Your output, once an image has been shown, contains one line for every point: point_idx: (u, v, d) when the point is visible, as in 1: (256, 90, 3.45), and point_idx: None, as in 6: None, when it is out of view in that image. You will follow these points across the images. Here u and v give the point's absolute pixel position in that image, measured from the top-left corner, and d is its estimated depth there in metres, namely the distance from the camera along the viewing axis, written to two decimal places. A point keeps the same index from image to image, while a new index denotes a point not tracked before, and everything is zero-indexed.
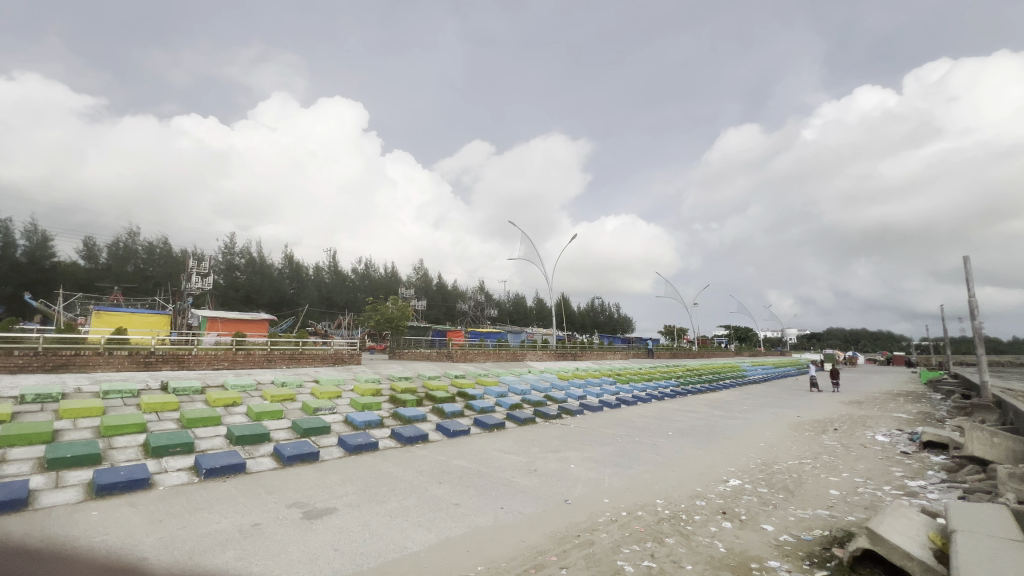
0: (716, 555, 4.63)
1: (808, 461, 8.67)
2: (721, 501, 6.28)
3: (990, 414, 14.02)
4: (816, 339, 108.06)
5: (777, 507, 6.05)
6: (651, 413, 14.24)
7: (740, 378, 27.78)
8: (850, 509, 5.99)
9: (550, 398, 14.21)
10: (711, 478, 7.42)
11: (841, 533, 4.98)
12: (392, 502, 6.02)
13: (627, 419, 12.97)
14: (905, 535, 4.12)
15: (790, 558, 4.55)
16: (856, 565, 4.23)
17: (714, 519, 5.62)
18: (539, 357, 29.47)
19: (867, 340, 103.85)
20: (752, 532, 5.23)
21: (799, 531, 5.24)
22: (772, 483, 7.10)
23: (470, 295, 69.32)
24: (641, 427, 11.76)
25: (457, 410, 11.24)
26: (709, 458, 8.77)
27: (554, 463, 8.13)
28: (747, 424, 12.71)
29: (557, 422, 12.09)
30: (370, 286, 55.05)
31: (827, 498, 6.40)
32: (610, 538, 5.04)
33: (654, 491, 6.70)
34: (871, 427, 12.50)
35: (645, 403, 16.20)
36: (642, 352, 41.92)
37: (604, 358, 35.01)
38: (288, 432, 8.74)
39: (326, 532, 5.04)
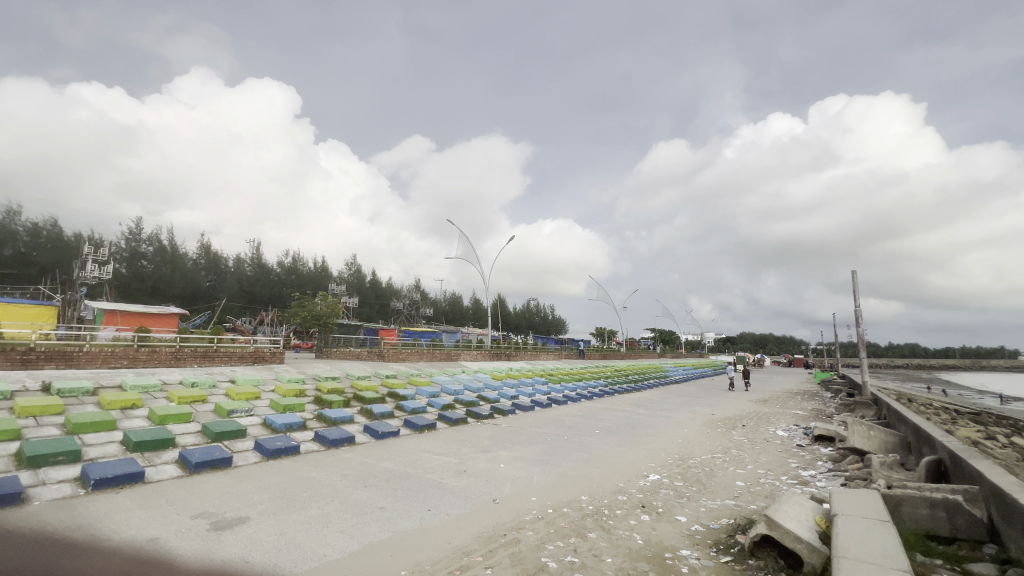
0: (634, 547, 4.87)
1: (719, 455, 9.36)
2: (641, 495, 6.62)
3: (869, 410, 15.98)
4: (731, 342, 117.39)
5: (690, 499, 6.48)
6: (581, 412, 14.72)
7: (662, 378, 29.49)
8: (751, 498, 6.56)
9: (482, 398, 14.23)
10: (633, 473, 7.80)
11: (744, 521, 5.43)
12: (312, 507, 5.75)
13: (557, 417, 13.28)
14: (795, 520, 4.57)
15: (700, 547, 4.88)
16: (755, 550, 4.63)
17: (633, 513, 5.91)
18: (474, 356, 29.43)
19: (773, 344, 114.37)
20: (667, 523, 5.56)
21: (708, 520, 5.64)
22: (686, 477, 7.61)
23: (405, 293, 67.59)
24: (569, 426, 12.10)
25: (387, 411, 10.93)
26: (633, 455, 9.18)
27: (484, 463, 8.13)
28: (668, 422, 13.51)
29: (489, 422, 12.13)
30: (298, 281, 52.11)
31: (733, 489, 6.96)
32: (535, 535, 5.14)
33: (579, 488, 6.92)
34: (773, 423, 13.77)
35: (575, 403, 16.70)
36: (573, 353, 43.17)
37: (537, 358, 35.66)
38: (197, 436, 8.03)
39: (239, 542, 4.71)
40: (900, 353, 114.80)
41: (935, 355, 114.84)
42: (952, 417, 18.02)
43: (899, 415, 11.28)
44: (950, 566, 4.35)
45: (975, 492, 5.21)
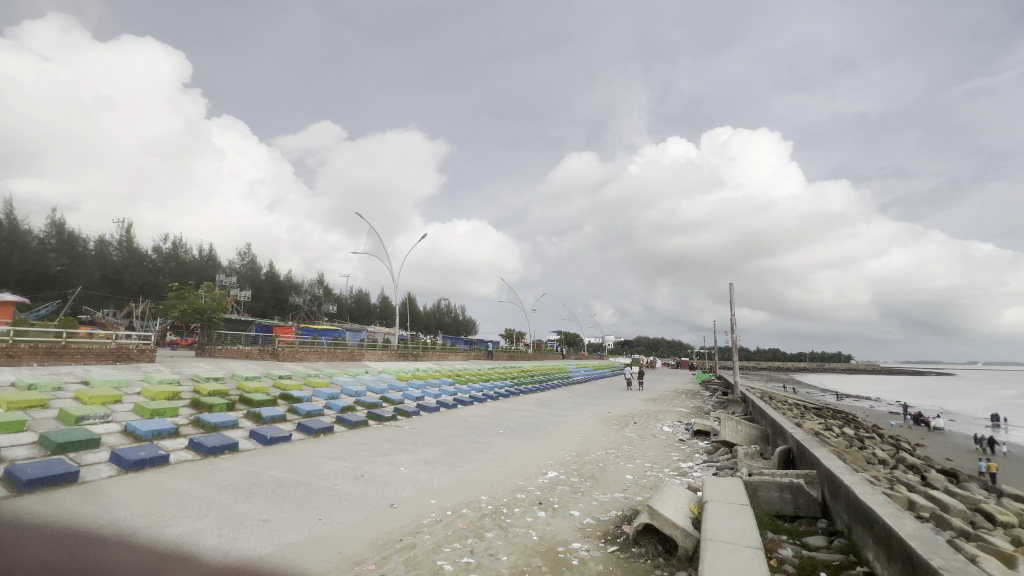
0: (529, 543, 5.01)
1: (611, 451, 10.00)
2: (539, 492, 6.82)
3: (738, 407, 18.14)
4: (627, 344, 126.24)
5: (583, 494, 6.82)
6: (486, 412, 14.90)
7: (565, 378, 30.88)
8: (637, 490, 7.08)
9: (386, 400, 13.75)
10: (532, 471, 8.02)
11: (630, 512, 5.83)
12: (183, 522, 5.17)
13: (462, 418, 13.26)
14: (673, 509, 5.01)
15: (590, 539, 5.15)
16: (638, 538, 4.98)
17: (530, 510, 6.08)
18: (379, 356, 28.40)
19: (663, 347, 125.07)
20: (562, 518, 5.79)
21: (599, 513, 5.98)
22: (581, 472, 8.01)
23: (305, 288, 63.07)
24: (474, 426, 12.15)
25: (278, 414, 10.09)
26: (533, 453, 9.45)
27: (383, 467, 7.84)
28: (567, 421, 14.15)
29: (392, 424, 11.77)
30: (178, 269, 46.27)
31: (622, 482, 7.46)
32: (432, 538, 5.06)
33: (479, 489, 6.93)
34: (659, 420, 15.07)
35: (481, 403, 16.85)
36: (482, 354, 43.47)
37: (445, 358, 35.32)
38: (31, 449, 6.73)
39: (90, 564, 4.08)
40: (764, 356, 131.99)
41: (790, 358, 133.93)
42: (801, 412, 21.10)
43: (760, 411, 12.94)
44: (793, 539, 5.07)
45: (814, 475, 6.13)
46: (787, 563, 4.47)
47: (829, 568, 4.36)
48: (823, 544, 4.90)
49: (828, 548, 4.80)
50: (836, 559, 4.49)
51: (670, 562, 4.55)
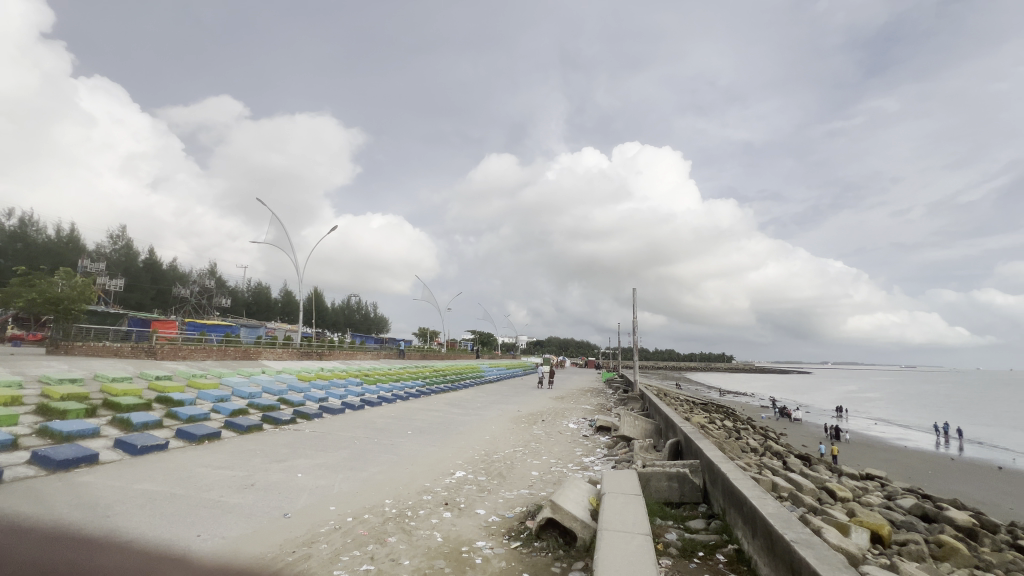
0: (433, 545, 4.94)
1: (519, 448, 10.20)
2: (446, 493, 6.77)
3: (637, 404, 19.44)
4: (540, 344, 129.90)
5: (490, 492, 6.87)
6: (394, 413, 14.47)
7: (478, 377, 30.99)
8: (542, 485, 7.30)
9: (284, 402, 12.74)
10: (440, 472, 7.94)
11: (534, 507, 5.98)
12: (22, 538, 4.40)
13: (368, 420, 12.71)
14: (574, 502, 5.24)
15: (494, 536, 5.20)
16: (540, 533, 5.12)
17: (436, 511, 5.99)
18: (279, 355, 26.32)
19: (572, 347, 130.53)
20: (467, 518, 5.78)
21: (504, 511, 6.06)
22: (489, 471, 8.08)
23: (193, 279, 56.61)
24: (382, 428, 11.71)
25: (153, 420, 8.92)
26: (441, 454, 9.34)
27: (277, 474, 7.25)
28: (478, 420, 14.17)
29: (290, 427, 10.94)
30: (26, 252, 39.07)
31: (528, 479, 7.65)
32: (329, 547, 4.79)
33: (383, 492, 6.71)
34: (566, 418, 15.69)
35: (389, 403, 16.32)
36: (393, 352, 42.12)
37: (353, 358, 33.68)
38: None
39: None
40: (661, 356, 143.42)
41: (682, 357, 147.04)
42: (690, 407, 23.21)
43: (656, 407, 14.02)
44: (678, 524, 5.55)
45: (697, 465, 6.77)
46: (672, 546, 4.87)
47: (706, 547, 4.85)
48: (703, 527, 5.42)
49: (707, 530, 5.32)
50: (711, 539, 5.00)
51: (570, 553, 4.75)
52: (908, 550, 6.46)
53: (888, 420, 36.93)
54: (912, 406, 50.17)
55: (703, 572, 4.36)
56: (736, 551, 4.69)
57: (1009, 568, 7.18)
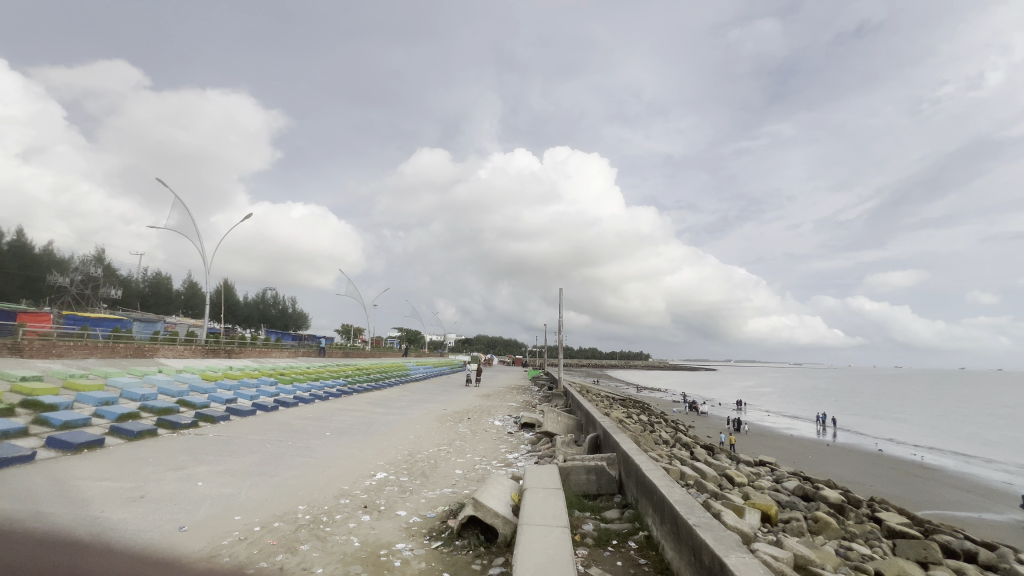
0: (349, 550, 4.74)
1: (443, 447, 10.11)
2: (365, 495, 6.53)
3: (561, 400, 20.05)
4: (468, 343, 129.42)
5: (412, 493, 6.75)
6: (312, 413, 13.73)
7: (404, 376, 30.24)
8: (465, 483, 7.30)
9: (184, 403, 11.59)
10: (360, 474, 7.67)
11: (457, 506, 5.96)
12: None
13: (283, 422, 11.90)
14: (496, 498, 5.29)
15: (415, 537, 5.12)
16: (462, 531, 5.11)
17: (354, 515, 5.77)
18: (180, 352, 23.89)
19: (501, 347, 131.66)
20: (387, 520, 5.63)
21: (425, 511, 5.97)
22: (411, 471, 7.92)
23: (74, 266, 49.46)
24: (297, 429, 11.05)
25: (16, 427, 7.68)
26: (362, 455, 9.02)
27: (173, 484, 6.58)
28: (402, 419, 13.83)
29: (191, 432, 9.97)
30: None
31: (451, 478, 7.60)
32: (232, 560, 4.43)
33: (296, 498, 6.33)
34: (492, 415, 15.83)
35: (306, 404, 15.43)
36: (312, 350, 39.81)
37: (266, 356, 31.41)
38: None
39: None
40: (585, 356, 149.01)
41: (604, 356, 153.89)
42: (611, 403, 24.36)
43: (578, 403, 14.58)
44: (594, 515, 5.80)
45: (613, 457, 7.12)
46: (588, 537, 5.08)
47: (619, 535, 5.12)
48: (617, 516, 5.72)
49: (621, 519, 5.62)
50: (624, 528, 5.29)
51: (491, 550, 4.80)
52: (790, 526, 7.30)
53: (779, 411, 41.27)
54: (798, 398, 56.49)
55: (615, 559, 4.60)
56: (646, 537, 5.00)
57: (867, 536, 8.38)
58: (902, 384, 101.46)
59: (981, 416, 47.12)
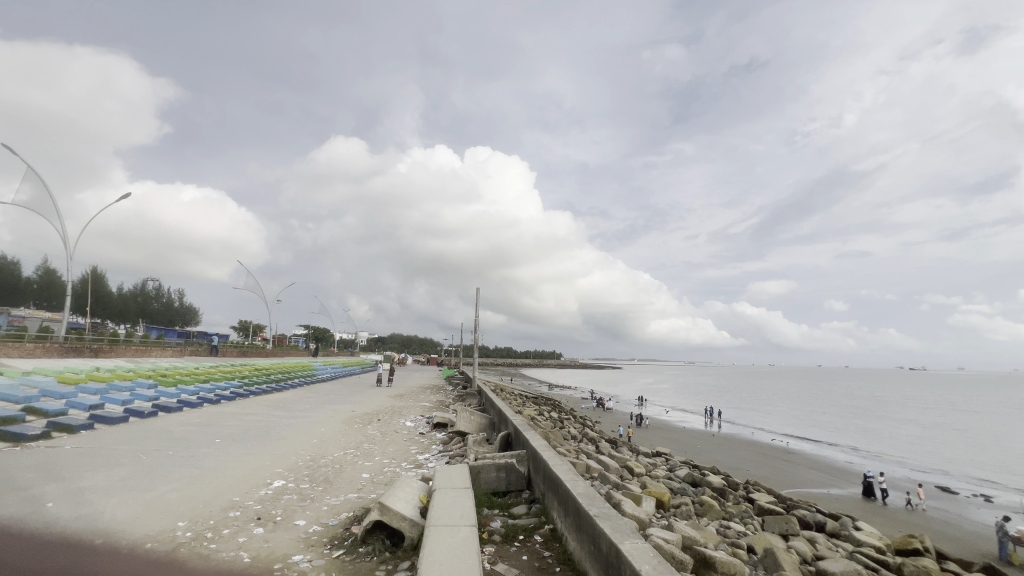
0: (238, 567, 4.36)
1: (350, 451, 9.67)
2: (260, 506, 6.05)
3: (475, 399, 20.13)
4: (381, 341, 124.82)
5: (313, 500, 6.36)
6: (199, 418, 12.39)
7: (310, 377, 28.43)
8: (372, 488, 7.04)
9: (32, 411, 9.85)
10: (254, 483, 7.10)
11: (362, 511, 5.72)
12: None
13: (163, 429, 10.56)
14: (404, 502, 5.17)
15: (314, 548, 4.83)
16: (366, 537, 4.92)
17: (245, 528, 5.31)
18: (29, 351, 20.28)
19: (416, 346, 128.98)
20: (283, 531, 5.26)
21: (327, 519, 5.66)
22: (314, 477, 7.47)
23: None
24: (180, 437, 9.90)
25: None
26: (258, 462, 8.34)
27: (16, 506, 5.57)
28: (305, 423, 12.97)
29: (41, 445, 8.49)
30: None
31: (358, 482, 7.29)
32: None
33: (176, 513, 5.68)
34: (404, 415, 15.45)
35: (192, 408, 13.90)
36: (202, 350, 35.94)
37: (144, 354, 27.73)
38: None
39: None
40: (501, 355, 150.90)
41: (518, 356, 156.96)
42: (524, 401, 24.92)
43: (491, 401, 14.72)
44: (502, 512, 5.90)
45: (523, 454, 7.29)
46: (495, 534, 5.15)
47: (526, 530, 5.26)
48: (524, 512, 5.87)
49: (528, 514, 5.78)
50: (531, 523, 5.43)
51: (396, 554, 4.68)
52: (680, 511, 7.99)
53: (674, 406, 44.96)
54: (690, 394, 62.02)
55: (521, 554, 4.70)
56: (551, 531, 5.19)
57: (742, 516, 9.44)
58: (774, 380, 115.68)
59: (833, 407, 55.22)
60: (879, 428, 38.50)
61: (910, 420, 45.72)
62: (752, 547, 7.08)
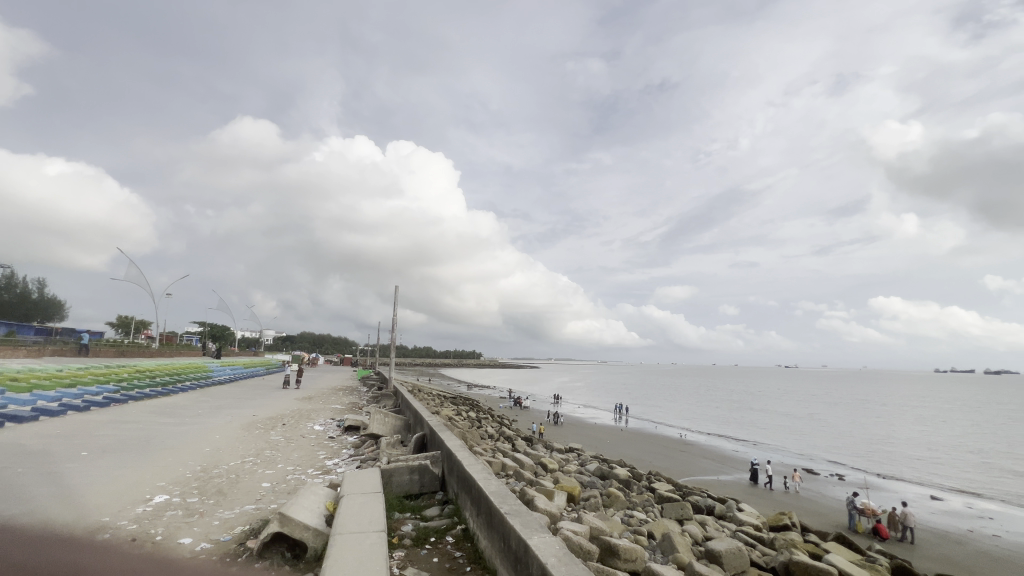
0: None
1: (249, 459, 8.92)
2: (135, 526, 5.36)
3: (390, 400, 19.56)
4: (289, 340, 116.63)
5: (203, 515, 5.78)
6: (61, 428, 10.73)
7: (204, 378, 25.81)
8: (273, 497, 6.57)
9: None
10: (129, 499, 6.28)
11: (259, 524, 5.31)
12: None
13: (11, 443, 8.97)
14: (308, 511, 4.88)
15: (201, 567, 4.39)
16: (264, 552, 4.58)
17: (114, 551, 4.66)
18: None
19: (328, 345, 122.37)
20: (164, 551, 4.70)
21: (219, 534, 5.18)
22: (204, 490, 6.80)
23: None
24: (34, 451, 8.48)
25: None
26: (136, 476, 7.40)
27: None
28: (195, 430, 11.75)
29: None
30: None
31: (256, 493, 6.75)
32: None
33: (25, 538, 4.85)
34: (312, 419, 14.56)
35: (52, 417, 11.99)
36: (67, 349, 31.07)
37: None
38: None
39: None
40: (419, 355, 148.03)
41: (438, 356, 154.92)
42: (441, 401, 24.62)
43: (408, 403, 14.40)
44: (414, 515, 5.79)
45: (437, 455, 7.23)
46: (406, 538, 5.04)
47: (437, 532, 5.21)
48: (437, 513, 5.81)
49: (440, 516, 5.73)
50: (442, 524, 5.40)
51: (298, 566, 4.40)
52: (588, 503, 8.40)
53: (588, 403, 47.11)
54: (602, 392, 65.34)
55: (432, 556, 4.65)
56: (463, 530, 5.21)
57: (644, 504, 10.15)
58: (676, 378, 125.66)
59: (725, 401, 61.25)
60: (761, 420, 43.42)
61: (784, 412, 52.10)
62: (652, 532, 7.62)
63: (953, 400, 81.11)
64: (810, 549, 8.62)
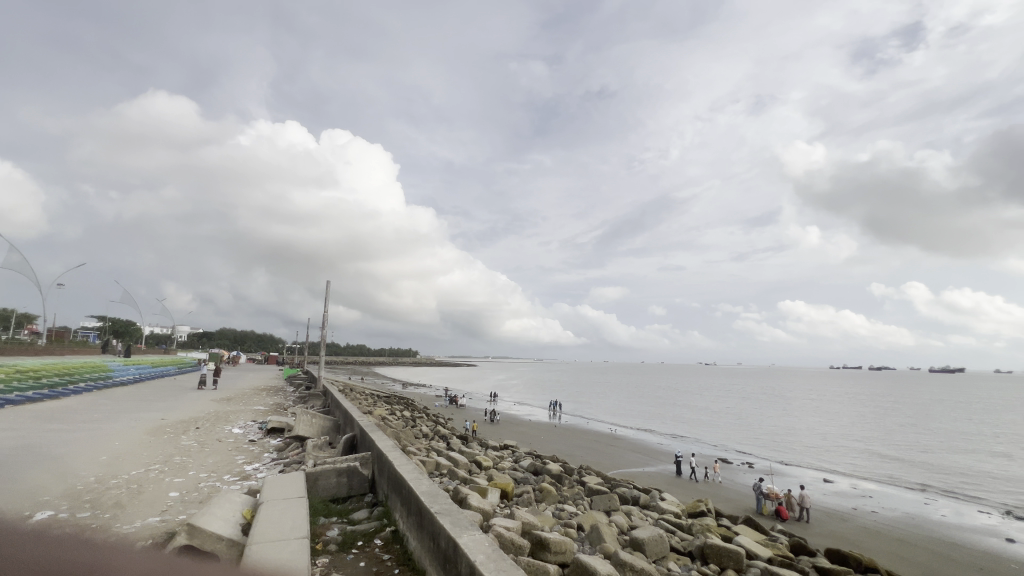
0: None
1: (155, 467, 8.13)
2: None
3: (318, 400, 18.68)
4: (206, 336, 107.79)
5: (96, 531, 5.19)
6: None
7: (102, 378, 23.20)
8: (183, 507, 6.04)
9: None
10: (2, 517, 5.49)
11: (165, 537, 4.85)
12: None
13: None
14: (222, 520, 4.55)
15: None
16: None
17: None
18: None
19: (251, 343, 114.53)
20: None
21: None
22: (99, 503, 6.11)
23: None
24: None
25: None
26: (13, 491, 6.49)
27: None
28: (91, 436, 10.54)
29: None
30: None
31: (162, 503, 6.17)
32: None
33: None
34: (230, 421, 13.57)
35: None
36: None
37: None
38: None
39: None
40: (352, 352, 142.64)
41: (371, 354, 150.03)
42: (374, 401, 23.89)
43: (338, 402, 13.87)
44: (341, 519, 5.58)
45: (367, 456, 7.02)
46: (331, 543, 4.84)
47: (364, 536, 5.05)
48: (365, 516, 5.64)
49: (368, 519, 5.57)
50: (371, 527, 5.25)
51: None
52: (521, 499, 8.53)
53: (523, 400, 47.75)
54: (538, 389, 66.64)
55: (358, 560, 4.51)
56: (392, 533, 5.09)
57: (575, 498, 10.46)
58: (607, 375, 130.74)
59: (651, 397, 64.67)
60: (682, 414, 46.32)
61: (703, 407, 55.95)
62: (581, 525, 7.88)
63: (843, 393, 91.32)
64: (722, 533, 9.31)
